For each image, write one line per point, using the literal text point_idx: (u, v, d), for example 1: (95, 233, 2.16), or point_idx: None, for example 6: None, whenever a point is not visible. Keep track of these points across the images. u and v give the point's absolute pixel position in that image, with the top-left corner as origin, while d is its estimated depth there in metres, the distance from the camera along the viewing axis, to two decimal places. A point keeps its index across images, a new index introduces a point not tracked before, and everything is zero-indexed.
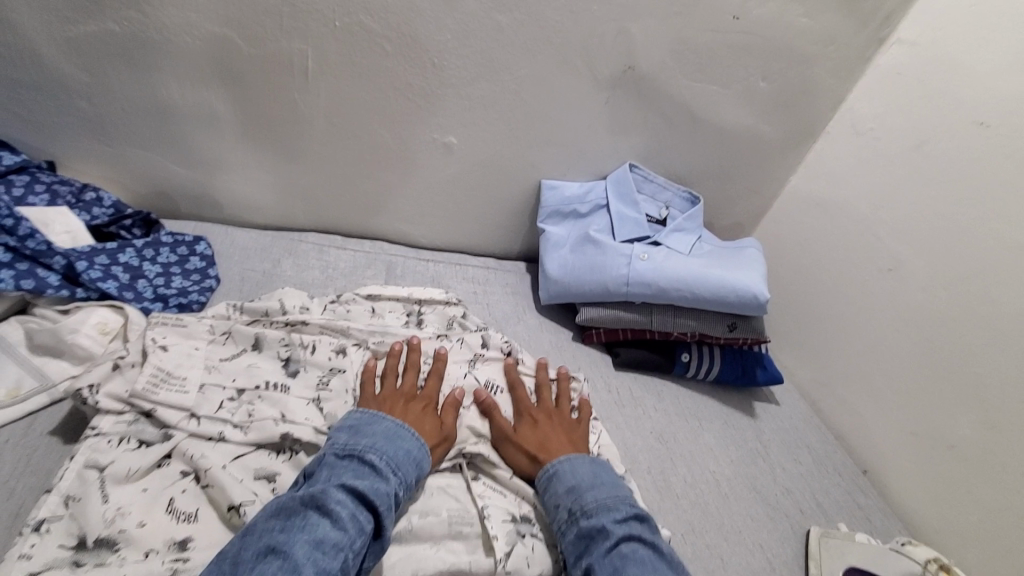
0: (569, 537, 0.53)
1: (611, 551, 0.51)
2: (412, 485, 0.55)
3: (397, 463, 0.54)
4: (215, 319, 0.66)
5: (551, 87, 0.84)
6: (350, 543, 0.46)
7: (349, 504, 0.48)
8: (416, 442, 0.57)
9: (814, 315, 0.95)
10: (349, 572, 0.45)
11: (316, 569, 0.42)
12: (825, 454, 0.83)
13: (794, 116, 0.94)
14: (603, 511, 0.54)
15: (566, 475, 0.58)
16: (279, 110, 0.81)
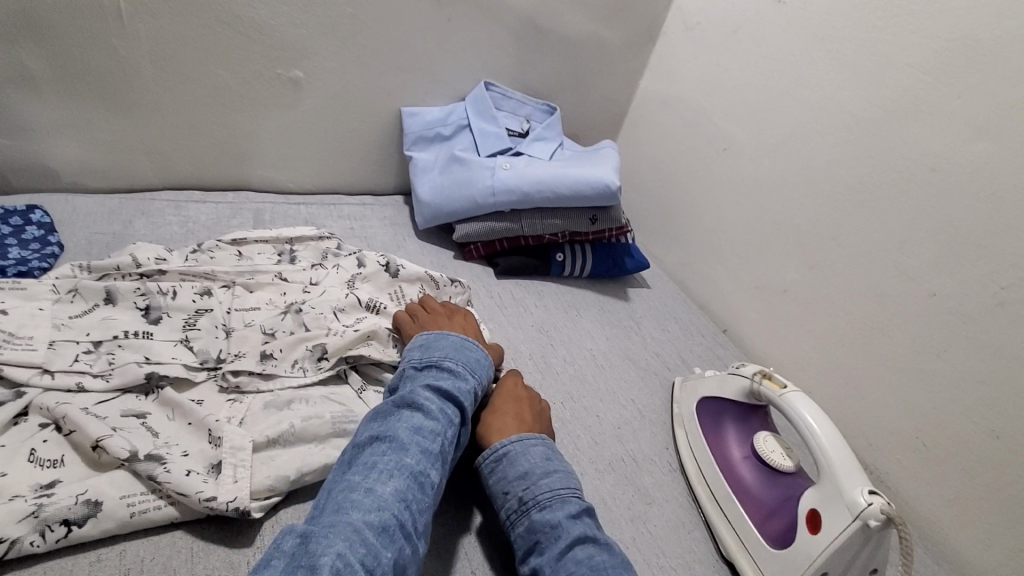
0: (518, 530, 0.50)
1: (563, 553, 0.47)
2: (488, 380, 0.61)
3: (471, 362, 0.59)
4: (59, 279, 0.62)
5: (390, 8, 0.83)
6: (445, 427, 0.52)
7: (436, 399, 0.53)
8: (479, 346, 0.63)
9: (672, 205, 1.04)
10: (447, 452, 0.51)
11: (420, 448, 0.49)
12: (689, 321, 0.94)
13: (631, 19, 0.99)
14: (560, 506, 0.50)
15: (518, 457, 0.53)
16: (96, 59, 0.75)
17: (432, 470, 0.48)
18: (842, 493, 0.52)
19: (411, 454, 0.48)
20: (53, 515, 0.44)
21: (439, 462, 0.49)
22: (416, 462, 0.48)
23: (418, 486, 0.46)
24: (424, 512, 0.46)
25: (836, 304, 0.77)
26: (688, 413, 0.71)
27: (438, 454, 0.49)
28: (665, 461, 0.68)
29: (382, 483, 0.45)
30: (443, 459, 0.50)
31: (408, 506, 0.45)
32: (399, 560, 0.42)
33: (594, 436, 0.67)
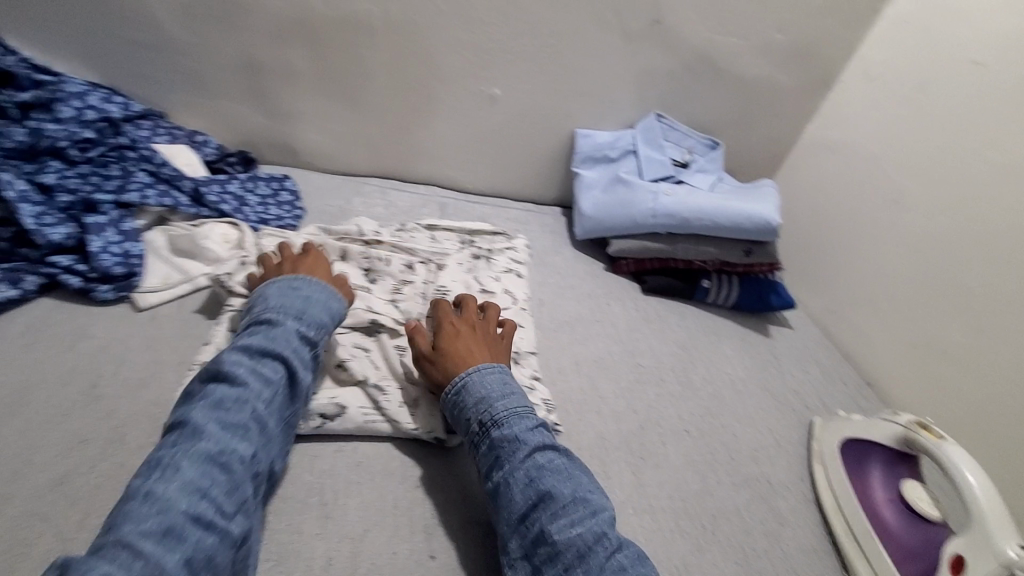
0: (482, 449, 0.54)
1: (526, 461, 0.51)
2: (324, 328, 0.59)
3: (296, 313, 0.57)
4: (310, 235, 0.80)
5: (586, 43, 0.94)
6: (257, 397, 0.49)
7: (245, 363, 0.50)
8: (320, 293, 0.61)
9: (825, 251, 1.04)
10: (265, 422, 0.49)
11: (222, 427, 0.46)
12: (831, 367, 0.94)
13: (808, 68, 1.02)
14: (521, 420, 0.54)
15: (475, 384, 0.56)
16: (349, 66, 0.93)
17: (240, 445, 0.46)
18: (992, 544, 0.54)
19: (215, 437, 0.45)
20: (315, 408, 0.59)
21: (253, 436, 0.47)
22: (218, 443, 0.45)
23: (220, 466, 0.44)
24: (232, 492, 0.44)
25: (1005, 373, 0.74)
26: (827, 450, 0.73)
27: (247, 430, 0.47)
28: (800, 491, 0.69)
29: (166, 481, 0.41)
30: (258, 432, 0.48)
31: (206, 493, 0.42)
32: (193, 558, 0.39)
33: (733, 452, 0.71)
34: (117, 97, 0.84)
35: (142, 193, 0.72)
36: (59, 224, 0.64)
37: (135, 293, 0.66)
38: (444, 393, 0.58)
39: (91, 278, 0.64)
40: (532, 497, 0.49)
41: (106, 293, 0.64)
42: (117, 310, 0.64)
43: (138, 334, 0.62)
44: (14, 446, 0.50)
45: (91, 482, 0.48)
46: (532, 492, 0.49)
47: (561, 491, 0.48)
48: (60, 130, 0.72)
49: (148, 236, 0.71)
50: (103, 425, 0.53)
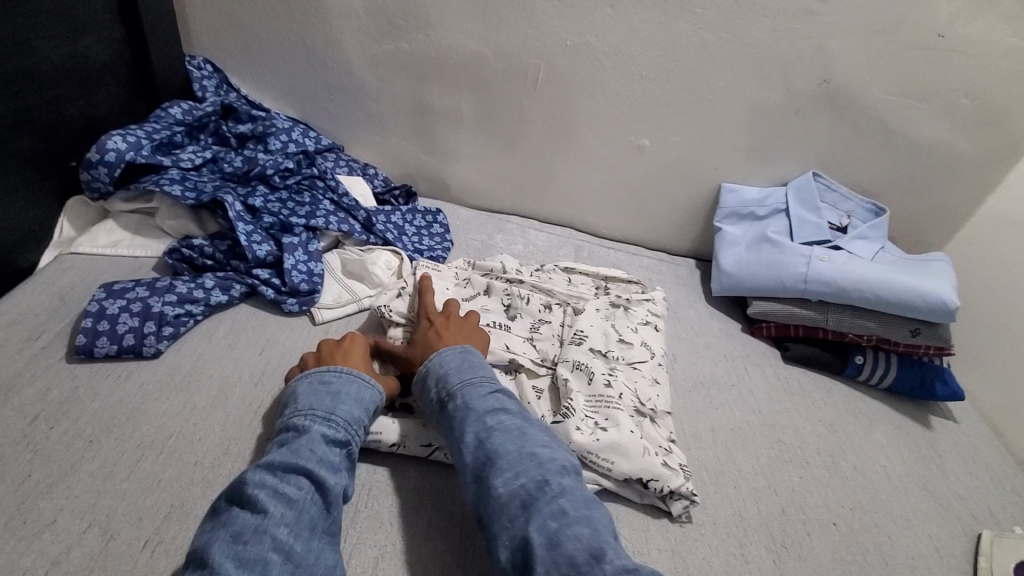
0: (444, 420, 0.57)
1: (476, 423, 0.55)
2: (357, 424, 0.55)
3: (325, 413, 0.54)
4: (458, 269, 0.86)
5: (745, 98, 0.93)
6: (277, 520, 0.44)
7: (269, 480, 0.47)
8: (351, 386, 0.57)
9: (1008, 340, 0.91)
10: (296, 547, 0.44)
11: (238, 565, 0.41)
12: (1010, 476, 0.81)
13: (1002, 134, 0.92)
14: (477, 389, 0.58)
15: (435, 366, 0.61)
16: (506, 112, 0.99)
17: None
18: None
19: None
20: None
21: (275, 571, 0.42)
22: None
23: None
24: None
25: None
26: None
27: (267, 563, 0.42)
28: None
29: None
30: (282, 563, 0.42)
31: None
32: None
33: (889, 558, 0.64)
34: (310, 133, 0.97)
35: (326, 219, 0.81)
36: (264, 242, 0.75)
37: (314, 308, 0.73)
38: (418, 378, 0.63)
39: (282, 291, 0.73)
40: (482, 456, 0.52)
41: (292, 306, 0.72)
42: (297, 321, 0.72)
43: (314, 345, 0.69)
44: (216, 434, 0.57)
45: None
46: (482, 451, 0.52)
47: (505, 447, 0.52)
48: (269, 160, 0.85)
49: (326, 258, 0.80)
50: None
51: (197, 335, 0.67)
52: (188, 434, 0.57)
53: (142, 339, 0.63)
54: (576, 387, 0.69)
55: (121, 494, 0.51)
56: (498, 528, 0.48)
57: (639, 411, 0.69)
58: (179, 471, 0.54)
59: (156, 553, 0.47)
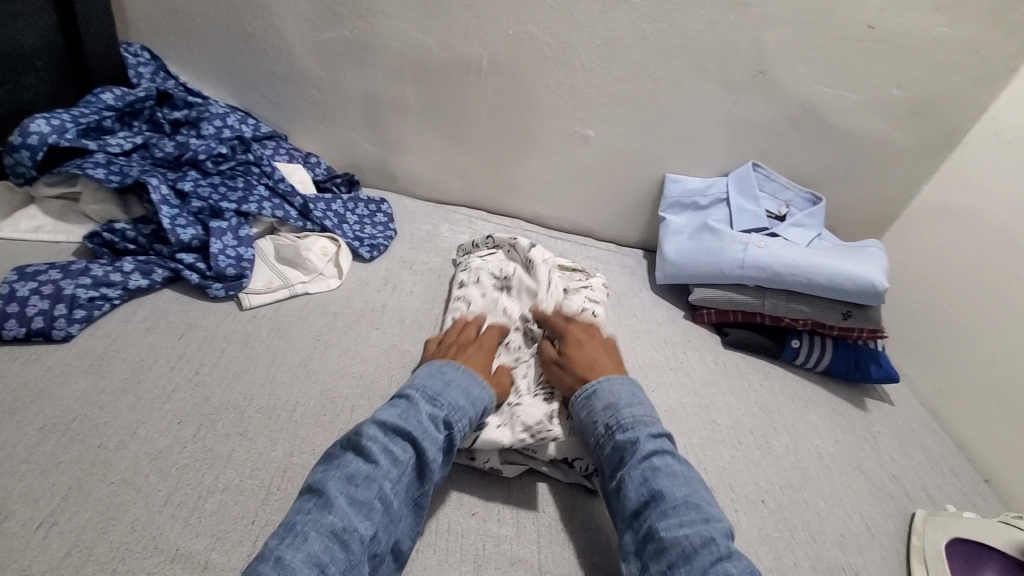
0: (605, 450, 0.57)
1: (642, 463, 0.54)
2: (463, 413, 0.56)
3: (434, 393, 0.56)
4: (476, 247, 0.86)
5: (685, 89, 0.94)
6: (385, 475, 0.48)
7: (382, 437, 0.50)
8: (463, 378, 0.59)
9: (939, 323, 0.94)
10: (393, 502, 0.48)
11: (349, 502, 0.46)
12: (941, 456, 0.83)
13: (931, 125, 0.95)
14: (641, 426, 0.57)
15: (604, 392, 0.61)
16: (451, 102, 0.99)
17: (361, 525, 0.45)
18: None
19: (338, 514, 0.45)
20: None
21: (376, 517, 0.46)
22: (341, 520, 0.44)
23: (340, 543, 0.43)
24: (348, 573, 0.43)
25: None
26: (932, 550, 0.63)
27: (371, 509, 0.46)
28: None
29: (295, 548, 0.42)
30: (382, 514, 0.47)
31: (324, 570, 0.42)
32: None
33: (815, 532, 0.65)
34: (248, 120, 0.96)
35: (259, 205, 0.80)
36: (189, 227, 0.73)
37: (241, 293, 0.72)
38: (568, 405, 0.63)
39: (207, 277, 0.71)
40: (647, 495, 0.51)
41: (218, 291, 0.70)
42: (224, 306, 0.71)
43: (238, 331, 0.68)
44: (125, 416, 0.55)
45: (181, 461, 0.53)
46: (647, 490, 0.52)
47: (674, 493, 0.51)
48: (201, 145, 0.83)
49: (259, 244, 0.78)
50: (199, 409, 0.57)
51: (114, 319, 0.65)
52: (94, 417, 0.54)
53: (52, 322, 0.60)
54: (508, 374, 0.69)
55: (14, 477, 0.49)
56: (654, 567, 0.48)
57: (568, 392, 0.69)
58: (80, 454, 0.51)
59: (45, 536, 0.45)
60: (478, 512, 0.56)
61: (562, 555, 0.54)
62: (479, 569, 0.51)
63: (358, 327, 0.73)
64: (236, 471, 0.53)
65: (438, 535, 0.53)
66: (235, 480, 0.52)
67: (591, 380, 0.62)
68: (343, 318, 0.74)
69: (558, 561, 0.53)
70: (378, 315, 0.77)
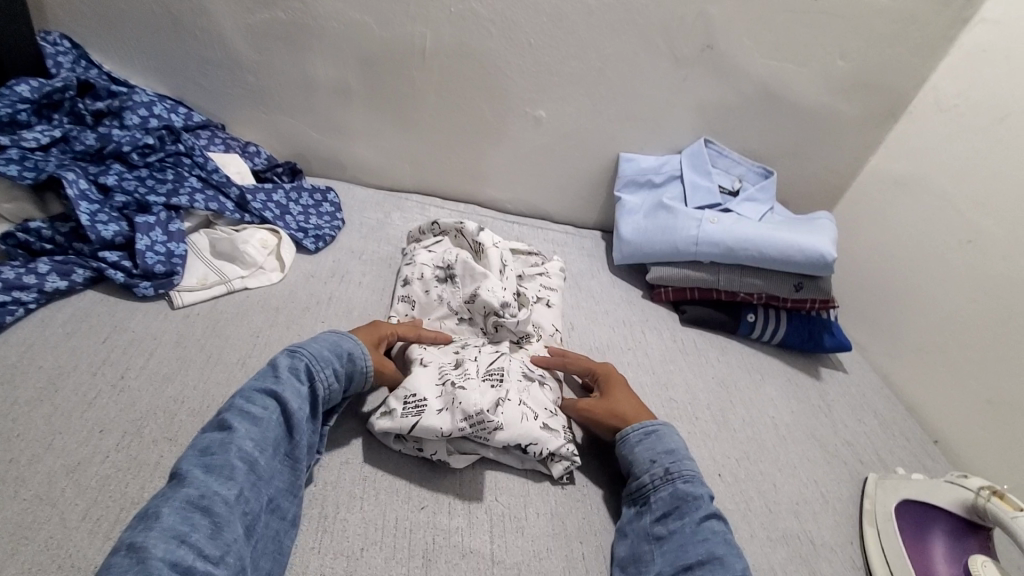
0: (658, 492, 0.55)
1: (702, 520, 0.51)
2: (328, 362, 0.56)
3: (292, 352, 0.55)
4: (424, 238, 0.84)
5: (634, 65, 0.93)
6: (243, 435, 0.47)
7: (237, 404, 0.49)
8: (325, 335, 0.58)
9: (888, 291, 0.95)
10: (259, 460, 0.47)
11: (205, 470, 0.44)
12: (893, 420, 0.85)
13: (875, 96, 0.96)
14: (699, 484, 0.55)
15: (667, 437, 0.59)
16: (396, 85, 0.95)
17: (224, 487, 0.44)
18: None
19: (193, 482, 0.43)
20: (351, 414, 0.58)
21: (239, 476, 0.45)
22: (199, 487, 0.42)
23: (202, 511, 0.41)
24: (217, 535, 0.41)
25: None
26: (883, 511, 0.64)
27: (231, 468, 0.45)
28: (848, 555, 0.61)
29: (149, 526, 0.39)
30: (245, 472, 0.45)
31: (186, 538, 0.39)
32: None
33: (770, 501, 0.65)
34: (180, 108, 0.92)
35: (191, 197, 0.76)
36: (112, 222, 0.69)
37: (173, 291, 0.68)
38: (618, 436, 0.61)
39: (134, 275, 0.67)
40: (704, 555, 0.49)
41: (146, 290, 0.66)
42: (155, 306, 0.67)
43: (169, 331, 0.64)
44: (41, 428, 0.51)
45: (103, 472, 0.49)
46: (704, 550, 0.49)
47: (732, 562, 0.48)
48: (125, 136, 0.78)
49: (192, 239, 0.74)
50: (125, 416, 0.54)
51: (31, 324, 0.61)
52: (4, 431, 0.50)
53: None
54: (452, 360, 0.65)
55: None
56: None
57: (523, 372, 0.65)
58: None
59: None
60: (427, 506, 0.54)
61: (515, 543, 0.53)
62: (429, 564, 0.49)
63: (301, 321, 0.70)
64: (165, 478, 0.50)
65: (385, 531, 0.51)
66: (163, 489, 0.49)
67: (651, 420, 0.61)
68: (285, 313, 0.71)
69: (511, 550, 0.52)
70: (323, 307, 0.73)
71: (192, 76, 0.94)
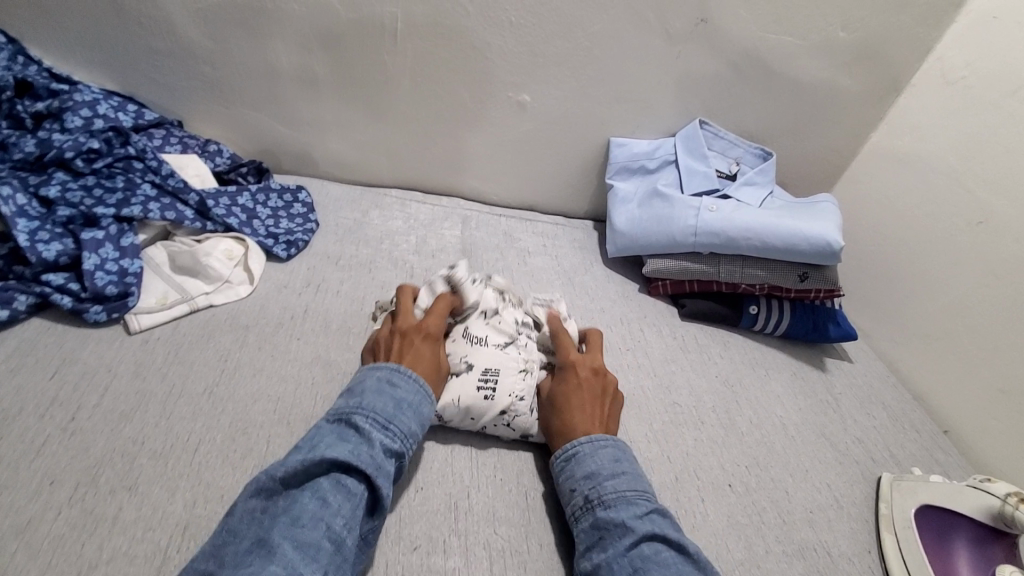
0: (582, 526, 0.50)
1: (627, 549, 0.46)
2: (413, 439, 0.51)
3: (386, 418, 0.49)
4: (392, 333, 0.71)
5: (623, 44, 0.86)
6: (337, 511, 0.42)
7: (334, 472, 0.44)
8: (415, 397, 0.53)
9: (893, 276, 0.92)
10: (346, 540, 0.42)
11: (294, 547, 0.39)
12: (902, 411, 0.82)
13: (877, 69, 0.91)
14: (625, 504, 0.49)
15: (584, 457, 0.54)
16: (367, 72, 0.88)
17: (309, 569, 0.38)
18: None
19: (281, 561, 0.37)
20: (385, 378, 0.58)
21: (326, 560, 0.40)
22: (285, 566, 0.37)
23: None
24: None
25: None
26: (901, 517, 0.61)
27: (321, 550, 0.39)
28: (868, 566, 0.58)
29: None
30: (333, 555, 0.40)
31: None
32: None
33: (784, 512, 0.61)
34: (129, 106, 0.83)
35: (145, 207, 0.69)
36: (54, 241, 0.61)
37: (128, 315, 0.61)
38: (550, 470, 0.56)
39: (83, 298, 0.61)
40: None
41: (98, 314, 0.60)
42: (109, 332, 0.60)
43: (125, 361, 0.58)
44: None
45: (53, 533, 0.44)
46: None
47: None
48: (67, 140, 0.70)
49: (148, 253, 0.68)
50: (76, 465, 0.48)
51: None
52: None
53: None
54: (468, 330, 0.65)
55: None
56: None
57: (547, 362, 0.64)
58: None
59: None
60: (421, 546, 0.49)
61: None
62: None
63: (274, 340, 0.64)
64: (125, 536, 0.44)
65: None
66: (122, 549, 0.44)
67: (575, 439, 0.56)
68: (256, 331, 0.65)
69: None
70: (298, 323, 0.67)
71: (141, 68, 0.85)
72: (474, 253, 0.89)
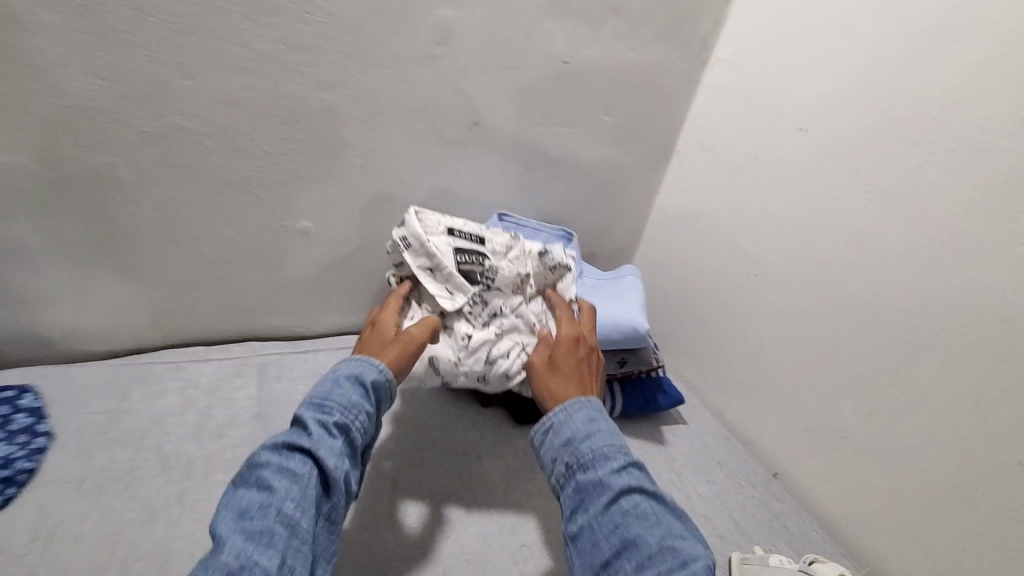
0: (566, 492, 0.53)
1: (608, 511, 0.49)
2: (356, 408, 0.56)
3: (319, 400, 0.55)
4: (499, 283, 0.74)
5: (401, 157, 0.81)
6: (284, 495, 0.47)
7: (279, 457, 0.49)
8: (354, 371, 0.59)
9: (702, 329, 0.98)
10: (301, 521, 0.46)
11: (246, 537, 0.43)
12: (737, 466, 0.86)
13: (645, 143, 0.97)
14: (599, 461, 0.52)
15: (560, 426, 0.56)
16: (95, 231, 0.72)
17: (264, 557, 0.43)
18: None
19: (234, 549, 0.42)
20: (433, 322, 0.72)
21: (281, 541, 0.44)
22: (238, 556, 0.42)
23: None
24: None
25: (908, 458, 0.69)
26: None
27: (273, 534, 0.44)
28: None
29: None
30: (288, 536, 0.45)
31: None
32: None
33: None
34: None
35: None
36: None
37: None
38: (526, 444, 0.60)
39: None
40: (618, 543, 0.47)
41: None
42: None
43: None
44: None
45: None
46: (617, 539, 0.48)
47: (646, 539, 0.47)
48: None
49: None
50: None
51: None
52: None
53: None
54: (502, 286, 0.74)
55: None
56: None
57: (398, 230, 0.73)
58: None
59: None
60: None
61: None
62: None
63: None
64: None
65: None
66: None
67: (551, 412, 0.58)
68: None
69: None
70: None
71: None
72: (272, 414, 0.78)
